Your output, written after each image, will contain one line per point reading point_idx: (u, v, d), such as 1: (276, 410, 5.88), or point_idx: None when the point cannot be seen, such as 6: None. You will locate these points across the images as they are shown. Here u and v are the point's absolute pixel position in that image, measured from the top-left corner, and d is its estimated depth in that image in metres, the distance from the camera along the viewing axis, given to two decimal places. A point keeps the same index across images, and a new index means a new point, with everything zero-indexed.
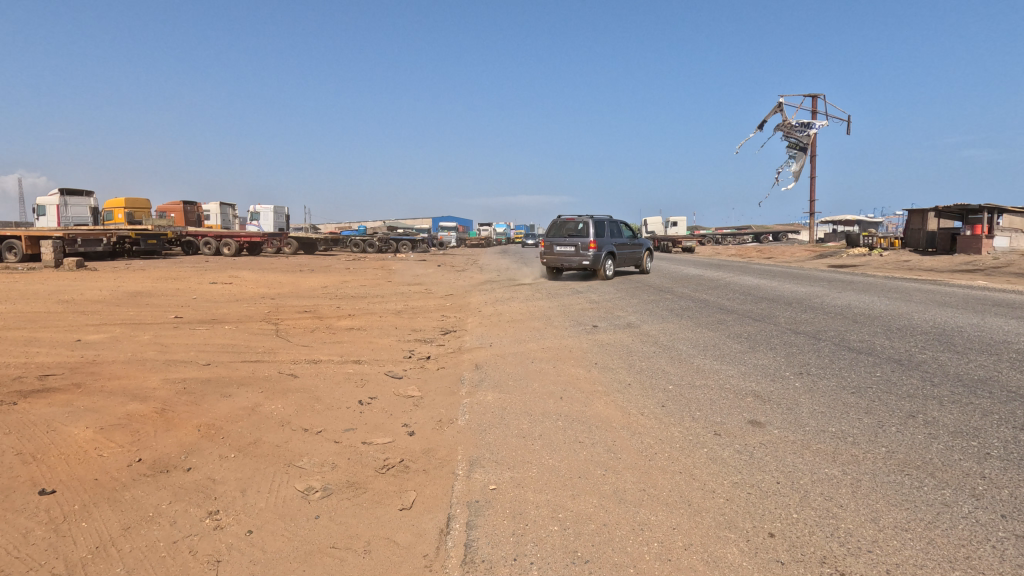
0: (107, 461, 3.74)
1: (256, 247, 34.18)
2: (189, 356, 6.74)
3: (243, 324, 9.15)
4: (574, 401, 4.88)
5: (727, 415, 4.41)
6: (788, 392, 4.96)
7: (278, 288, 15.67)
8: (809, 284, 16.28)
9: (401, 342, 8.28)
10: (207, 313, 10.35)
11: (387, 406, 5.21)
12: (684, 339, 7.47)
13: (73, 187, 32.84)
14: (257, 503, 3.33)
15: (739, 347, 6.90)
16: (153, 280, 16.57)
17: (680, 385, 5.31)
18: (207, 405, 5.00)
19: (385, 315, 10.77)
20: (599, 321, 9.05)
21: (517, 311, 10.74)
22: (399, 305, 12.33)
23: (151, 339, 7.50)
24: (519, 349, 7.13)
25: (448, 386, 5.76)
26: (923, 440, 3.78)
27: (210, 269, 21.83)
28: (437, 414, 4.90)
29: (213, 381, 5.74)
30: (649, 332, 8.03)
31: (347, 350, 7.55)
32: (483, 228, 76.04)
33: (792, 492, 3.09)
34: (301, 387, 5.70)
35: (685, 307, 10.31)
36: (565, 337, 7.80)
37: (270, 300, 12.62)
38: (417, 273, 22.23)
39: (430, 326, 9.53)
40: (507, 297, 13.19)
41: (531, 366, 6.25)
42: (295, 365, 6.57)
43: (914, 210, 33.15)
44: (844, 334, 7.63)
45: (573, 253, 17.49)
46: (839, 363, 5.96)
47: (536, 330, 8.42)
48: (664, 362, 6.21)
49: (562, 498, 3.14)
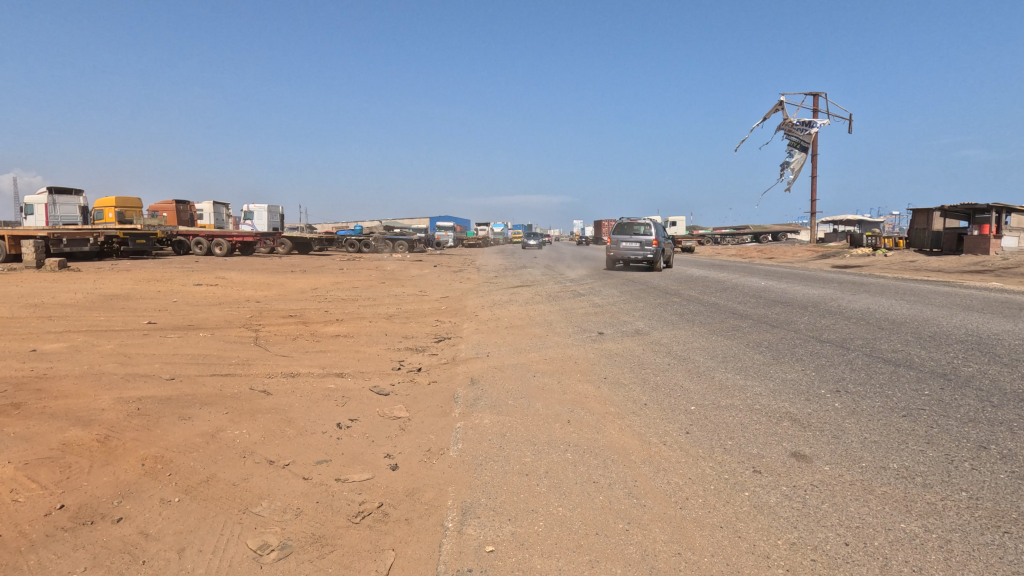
0: (20, 510, 3.07)
1: (249, 248, 33.41)
2: (152, 369, 6.06)
3: (222, 330, 8.47)
4: (584, 426, 4.24)
5: (765, 446, 3.77)
6: (828, 415, 4.33)
7: (265, 290, 14.98)
8: (818, 285, 15.68)
9: (390, 351, 7.62)
10: (185, 318, 9.65)
11: (369, 431, 4.55)
12: (699, 348, 6.84)
13: (61, 186, 32.07)
14: (195, 570, 2.68)
15: (761, 358, 6.27)
16: (136, 282, 15.84)
17: (703, 405, 4.67)
18: (159, 431, 4.33)
19: (376, 320, 10.08)
20: (604, 327, 8.41)
21: (516, 315, 10.09)
22: (391, 308, 11.66)
23: (114, 349, 6.80)
24: (518, 361, 6.48)
25: (440, 405, 5.11)
26: (1009, 481, 3.14)
27: (199, 270, 21.12)
28: (427, 442, 4.24)
29: (173, 400, 5.06)
30: (661, 340, 7.38)
31: (330, 361, 6.88)
32: (480, 228, 75.39)
33: (867, 560, 2.45)
34: (273, 406, 5.03)
35: (695, 312, 9.67)
36: (569, 346, 7.16)
37: (255, 303, 11.92)
38: (412, 274, 21.56)
39: (423, 333, 8.86)
40: (505, 300, 12.54)
41: (533, 381, 5.61)
42: (272, 379, 5.91)
43: (918, 210, 32.57)
44: (873, 342, 6.99)
45: (636, 249, 20.67)
46: (878, 378, 5.32)
47: (538, 338, 7.78)
48: (681, 377, 5.57)
49: (577, 568, 2.49)
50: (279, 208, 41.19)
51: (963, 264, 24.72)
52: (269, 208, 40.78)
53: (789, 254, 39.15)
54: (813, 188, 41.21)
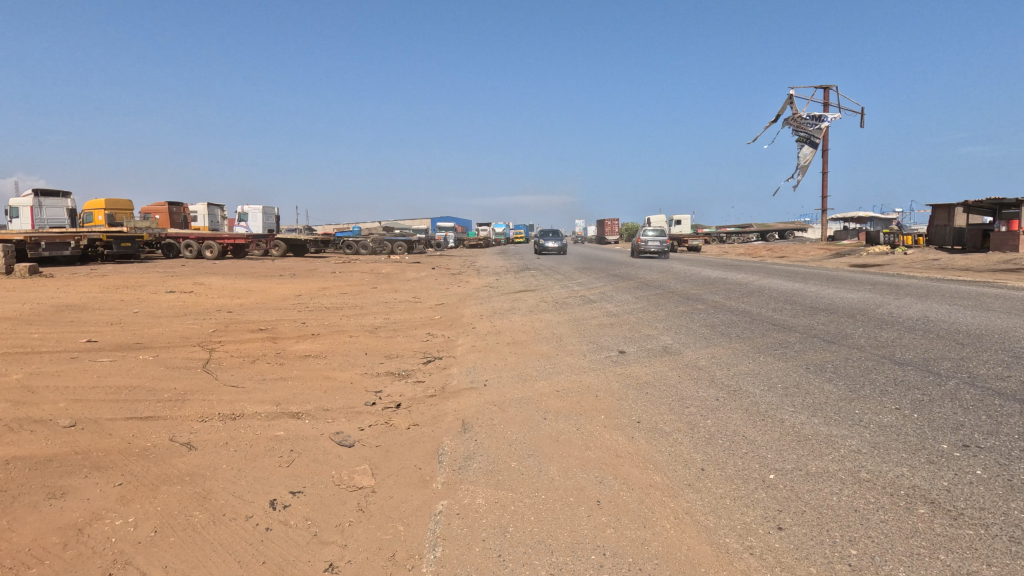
0: None
1: (240, 250, 32.00)
2: (52, 411, 4.68)
3: (170, 351, 7.11)
4: (623, 518, 2.88)
5: (915, 563, 2.39)
6: (983, 495, 2.94)
7: (244, 297, 13.65)
8: (853, 288, 14.21)
9: (367, 377, 6.26)
10: (136, 334, 8.30)
11: (316, 515, 3.21)
12: (750, 376, 5.44)
13: (47, 187, 30.90)
14: None
15: (834, 390, 4.89)
16: (102, 289, 14.45)
17: (786, 474, 3.30)
18: (3, 523, 2.99)
19: (359, 334, 8.73)
20: (625, 345, 7.04)
21: (519, 328, 8.71)
22: (378, 319, 10.28)
23: (18, 382, 5.43)
24: (525, 394, 5.12)
25: (418, 468, 3.76)
26: None
27: (179, 274, 19.81)
28: (391, 540, 2.89)
29: (52, 463, 3.69)
30: (698, 363, 6.02)
31: (289, 394, 5.51)
32: (481, 227, 73.79)
33: None
34: (188, 471, 3.66)
35: (730, 323, 8.29)
36: (587, 372, 5.79)
37: (225, 315, 10.52)
38: (407, 277, 20.20)
39: (410, 352, 7.47)
40: (506, 308, 11.15)
41: (544, 427, 4.25)
42: (204, 423, 4.54)
43: (939, 205, 31.13)
44: (965, 365, 5.57)
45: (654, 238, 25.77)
46: (1011, 424, 3.93)
47: (546, 359, 6.41)
48: (739, 420, 4.21)
49: None
50: (274, 208, 40.00)
51: (993, 262, 23.21)
52: (264, 208, 39.65)
53: (801, 253, 37.58)
54: (825, 183, 39.70)
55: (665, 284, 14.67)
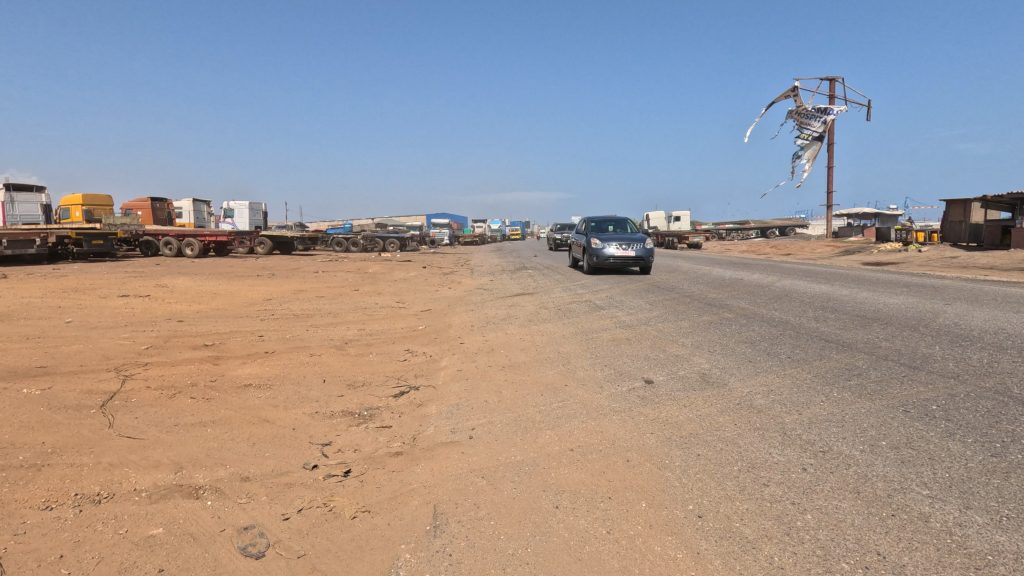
0: None
1: (222, 249, 30.27)
2: None
3: (74, 380, 5.59)
4: None
5: None
6: None
7: (208, 302, 12.05)
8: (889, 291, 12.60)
9: (316, 419, 4.73)
10: (48, 354, 6.73)
11: None
12: (836, 425, 3.96)
13: (19, 183, 29.21)
14: None
15: (969, 454, 3.41)
16: (49, 292, 12.86)
17: None
18: None
19: (323, 353, 7.16)
20: (652, 372, 5.53)
21: (517, 344, 7.22)
22: (352, 330, 8.80)
23: None
24: (524, 459, 3.59)
25: None
26: None
27: (147, 275, 18.17)
28: None
29: None
30: (754, 402, 4.51)
31: (200, 452, 3.96)
32: (477, 222, 71.39)
33: None
34: None
35: (772, 339, 6.80)
36: (609, 417, 4.28)
37: (170, 326, 8.95)
38: (395, 278, 18.66)
39: (381, 379, 5.96)
40: (501, 316, 9.66)
41: (557, 529, 2.75)
42: (46, 515, 3.03)
43: (953, 201, 29.81)
44: None
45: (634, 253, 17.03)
46: None
47: (552, 395, 4.90)
48: (858, 519, 2.73)
49: None
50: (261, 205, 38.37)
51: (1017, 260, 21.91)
52: (251, 205, 38.04)
53: (808, 250, 36.62)
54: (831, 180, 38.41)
55: (676, 286, 13.16)
